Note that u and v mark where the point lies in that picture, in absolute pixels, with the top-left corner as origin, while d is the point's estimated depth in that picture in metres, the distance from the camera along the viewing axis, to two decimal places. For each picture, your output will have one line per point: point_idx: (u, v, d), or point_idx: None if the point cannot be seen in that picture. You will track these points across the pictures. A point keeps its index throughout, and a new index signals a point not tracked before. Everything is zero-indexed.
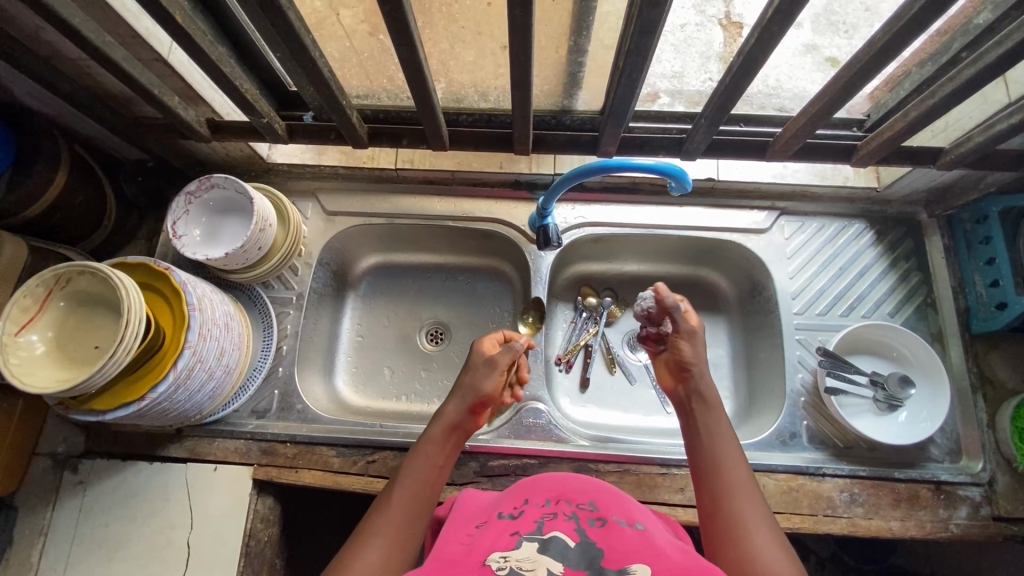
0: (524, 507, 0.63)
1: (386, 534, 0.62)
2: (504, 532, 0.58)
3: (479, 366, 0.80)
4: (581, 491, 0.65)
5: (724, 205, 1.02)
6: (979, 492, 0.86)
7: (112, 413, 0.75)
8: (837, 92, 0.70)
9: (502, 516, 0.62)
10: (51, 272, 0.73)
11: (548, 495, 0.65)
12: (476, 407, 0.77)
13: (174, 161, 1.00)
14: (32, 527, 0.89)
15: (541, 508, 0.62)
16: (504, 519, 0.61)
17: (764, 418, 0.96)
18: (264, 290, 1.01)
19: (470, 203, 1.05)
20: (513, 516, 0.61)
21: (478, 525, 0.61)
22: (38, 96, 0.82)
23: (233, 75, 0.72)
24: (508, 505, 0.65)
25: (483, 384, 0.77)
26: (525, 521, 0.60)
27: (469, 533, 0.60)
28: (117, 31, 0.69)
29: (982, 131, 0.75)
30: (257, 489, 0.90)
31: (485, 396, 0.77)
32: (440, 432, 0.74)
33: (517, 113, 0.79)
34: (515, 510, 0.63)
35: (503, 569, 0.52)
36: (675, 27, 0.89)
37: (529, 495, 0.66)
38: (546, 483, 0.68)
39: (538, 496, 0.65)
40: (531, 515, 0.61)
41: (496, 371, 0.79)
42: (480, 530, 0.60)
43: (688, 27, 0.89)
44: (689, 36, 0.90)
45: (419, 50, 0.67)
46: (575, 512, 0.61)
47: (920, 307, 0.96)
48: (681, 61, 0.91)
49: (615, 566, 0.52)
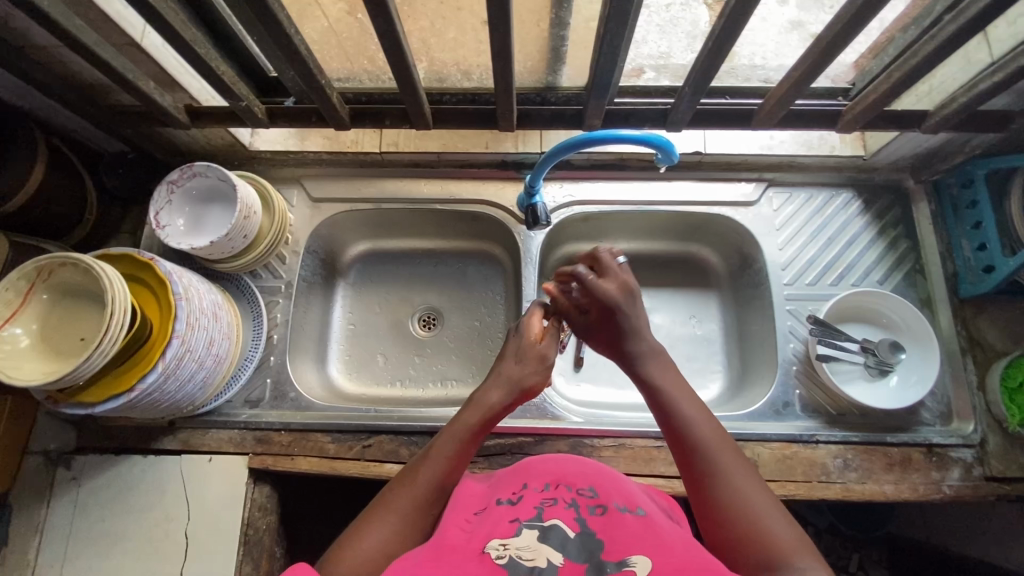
0: (523, 492, 0.62)
1: (401, 514, 0.61)
2: (503, 518, 0.58)
3: (529, 357, 0.74)
4: (581, 475, 0.65)
5: (711, 179, 1.02)
6: (971, 453, 0.87)
7: (101, 406, 0.74)
8: (819, 56, 0.70)
9: (501, 502, 0.62)
10: (32, 265, 0.71)
11: (547, 480, 0.64)
12: (518, 399, 0.73)
13: (155, 151, 0.99)
14: (25, 525, 0.88)
15: (540, 494, 0.62)
16: (503, 506, 0.61)
17: (757, 388, 0.96)
18: (252, 279, 1.00)
19: (457, 185, 1.04)
20: (512, 503, 0.61)
21: (477, 512, 0.61)
22: (12, 88, 0.80)
23: (208, 56, 0.70)
24: (506, 491, 0.64)
25: (527, 378, 0.73)
26: (524, 508, 0.60)
27: (467, 521, 0.59)
28: (88, 16, 0.67)
29: (966, 92, 0.75)
30: (253, 478, 0.90)
31: (532, 389, 0.74)
32: (478, 421, 0.69)
33: (499, 88, 0.78)
34: (514, 496, 0.62)
35: (502, 558, 0.52)
36: (658, 7, 0.88)
37: (527, 480, 0.65)
38: (546, 468, 0.67)
39: (536, 482, 0.64)
40: (529, 501, 0.60)
41: (544, 368, 0.74)
42: (479, 517, 0.59)
43: (672, 7, 0.88)
44: (674, 16, 0.88)
45: (397, 23, 0.65)
46: (576, 499, 0.60)
47: (909, 273, 0.96)
48: (667, 42, 0.90)
49: (615, 560, 0.52)
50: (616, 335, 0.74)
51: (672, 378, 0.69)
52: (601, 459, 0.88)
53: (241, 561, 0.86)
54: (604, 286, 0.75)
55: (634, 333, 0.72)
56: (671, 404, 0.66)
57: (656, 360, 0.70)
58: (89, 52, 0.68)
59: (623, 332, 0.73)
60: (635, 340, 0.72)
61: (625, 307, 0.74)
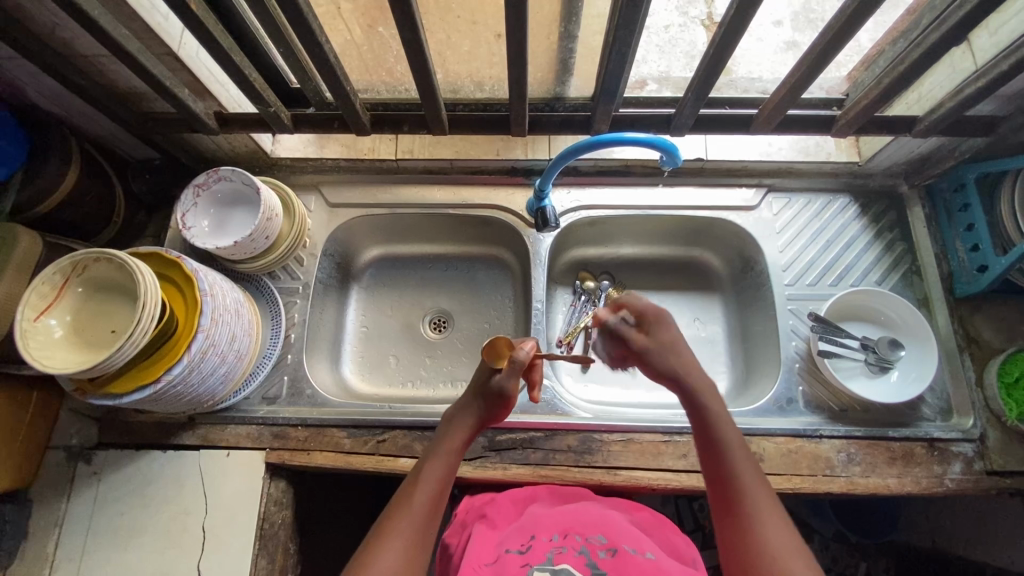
0: (533, 541, 0.69)
1: (406, 538, 0.65)
2: (513, 564, 0.65)
3: (489, 391, 0.75)
4: (588, 526, 0.72)
5: (714, 184, 1.06)
6: (972, 448, 0.89)
7: (129, 396, 0.76)
8: (812, 64, 0.74)
9: (511, 551, 0.69)
10: (68, 260, 0.75)
11: (557, 529, 0.71)
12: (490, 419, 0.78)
13: (180, 156, 1.03)
14: (47, 519, 0.90)
15: (549, 542, 0.69)
16: (513, 555, 0.68)
17: (760, 386, 0.99)
18: (270, 280, 1.03)
19: (469, 191, 1.08)
20: (523, 551, 0.68)
21: (493, 561, 0.68)
22: (51, 96, 0.84)
23: (242, 64, 0.75)
24: (516, 540, 0.71)
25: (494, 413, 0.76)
26: (534, 554, 0.67)
27: (479, 569, 0.67)
28: (131, 26, 0.72)
29: (952, 97, 0.79)
30: (270, 473, 0.92)
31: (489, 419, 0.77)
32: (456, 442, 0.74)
33: (513, 94, 0.82)
34: (524, 546, 0.69)
35: None
36: (659, 29, 1.01)
37: (537, 528, 0.72)
38: (555, 519, 0.73)
39: (546, 531, 0.71)
40: (540, 548, 0.67)
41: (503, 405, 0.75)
42: (490, 567, 0.67)
43: (672, 28, 1.01)
44: (674, 36, 1.01)
45: (420, 31, 0.70)
46: (585, 546, 0.67)
47: (905, 274, 1.00)
48: (666, 61, 1.00)
49: None
50: (673, 343, 0.76)
51: (721, 410, 0.71)
52: (610, 453, 0.90)
53: (257, 556, 0.87)
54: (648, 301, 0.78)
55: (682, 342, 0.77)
56: (716, 434, 0.69)
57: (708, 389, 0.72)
58: (131, 58, 0.72)
59: (667, 353, 0.75)
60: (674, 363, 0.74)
61: (665, 328, 0.76)
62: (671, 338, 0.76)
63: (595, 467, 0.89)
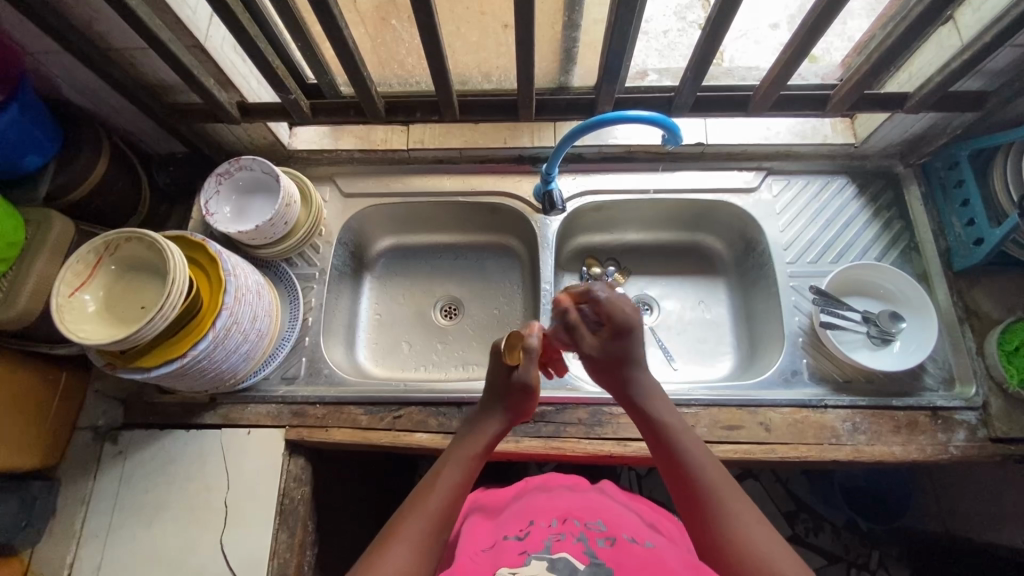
0: (531, 528, 0.70)
1: (420, 535, 0.62)
2: (512, 550, 0.66)
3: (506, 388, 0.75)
4: (587, 514, 0.73)
5: (714, 168, 1.10)
6: (975, 415, 0.90)
7: (157, 369, 0.80)
8: (803, 40, 0.78)
9: (510, 537, 0.69)
10: (101, 239, 0.79)
11: (554, 516, 0.72)
12: (516, 418, 0.77)
13: (204, 149, 1.08)
14: (75, 496, 0.93)
15: (547, 528, 0.69)
16: (511, 540, 0.68)
17: (766, 362, 1.01)
18: (288, 267, 1.07)
19: (479, 179, 1.13)
20: (520, 538, 0.68)
21: (488, 548, 0.68)
22: (82, 90, 0.89)
23: (265, 50, 0.80)
24: (514, 527, 0.71)
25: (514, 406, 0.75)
26: (531, 541, 0.67)
27: (477, 555, 0.67)
28: (164, 18, 0.76)
29: (940, 73, 0.83)
30: (289, 450, 0.94)
31: (515, 413, 0.76)
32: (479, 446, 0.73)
33: (522, 78, 0.86)
34: (522, 531, 0.70)
35: None
36: (658, 33, 1.04)
37: (534, 516, 0.72)
38: (551, 506, 0.75)
39: (544, 517, 0.72)
40: (539, 535, 0.68)
41: (523, 395, 0.74)
42: (487, 553, 0.67)
43: (670, 32, 1.03)
44: (672, 41, 1.04)
45: (435, 15, 0.74)
46: (583, 533, 0.68)
47: (904, 251, 1.03)
48: (666, 63, 1.04)
49: None
50: (622, 361, 0.74)
51: (668, 411, 0.72)
52: (619, 425, 0.92)
53: (278, 529, 0.90)
54: (620, 313, 0.73)
55: (635, 361, 0.74)
56: (670, 434, 0.70)
57: (653, 394, 0.73)
58: (163, 48, 0.77)
59: (629, 356, 0.74)
60: (633, 368, 0.74)
61: (637, 338, 0.74)
62: (621, 353, 0.74)
63: (605, 438, 0.91)
